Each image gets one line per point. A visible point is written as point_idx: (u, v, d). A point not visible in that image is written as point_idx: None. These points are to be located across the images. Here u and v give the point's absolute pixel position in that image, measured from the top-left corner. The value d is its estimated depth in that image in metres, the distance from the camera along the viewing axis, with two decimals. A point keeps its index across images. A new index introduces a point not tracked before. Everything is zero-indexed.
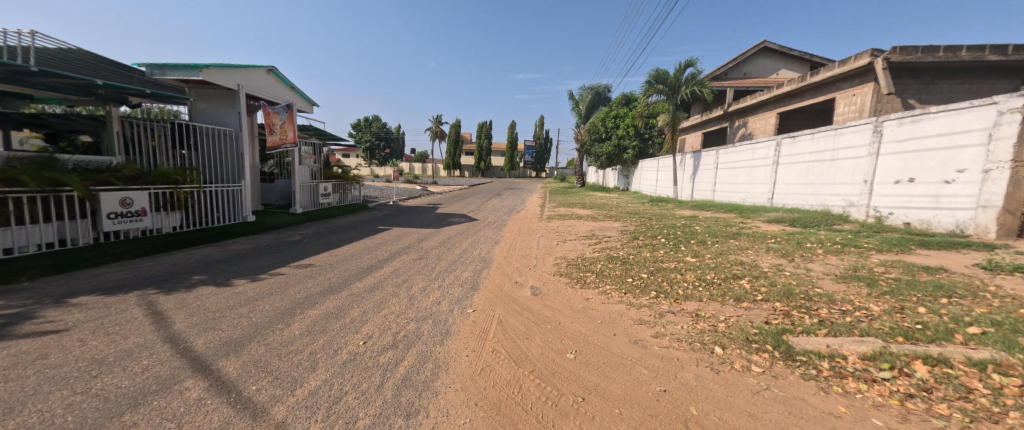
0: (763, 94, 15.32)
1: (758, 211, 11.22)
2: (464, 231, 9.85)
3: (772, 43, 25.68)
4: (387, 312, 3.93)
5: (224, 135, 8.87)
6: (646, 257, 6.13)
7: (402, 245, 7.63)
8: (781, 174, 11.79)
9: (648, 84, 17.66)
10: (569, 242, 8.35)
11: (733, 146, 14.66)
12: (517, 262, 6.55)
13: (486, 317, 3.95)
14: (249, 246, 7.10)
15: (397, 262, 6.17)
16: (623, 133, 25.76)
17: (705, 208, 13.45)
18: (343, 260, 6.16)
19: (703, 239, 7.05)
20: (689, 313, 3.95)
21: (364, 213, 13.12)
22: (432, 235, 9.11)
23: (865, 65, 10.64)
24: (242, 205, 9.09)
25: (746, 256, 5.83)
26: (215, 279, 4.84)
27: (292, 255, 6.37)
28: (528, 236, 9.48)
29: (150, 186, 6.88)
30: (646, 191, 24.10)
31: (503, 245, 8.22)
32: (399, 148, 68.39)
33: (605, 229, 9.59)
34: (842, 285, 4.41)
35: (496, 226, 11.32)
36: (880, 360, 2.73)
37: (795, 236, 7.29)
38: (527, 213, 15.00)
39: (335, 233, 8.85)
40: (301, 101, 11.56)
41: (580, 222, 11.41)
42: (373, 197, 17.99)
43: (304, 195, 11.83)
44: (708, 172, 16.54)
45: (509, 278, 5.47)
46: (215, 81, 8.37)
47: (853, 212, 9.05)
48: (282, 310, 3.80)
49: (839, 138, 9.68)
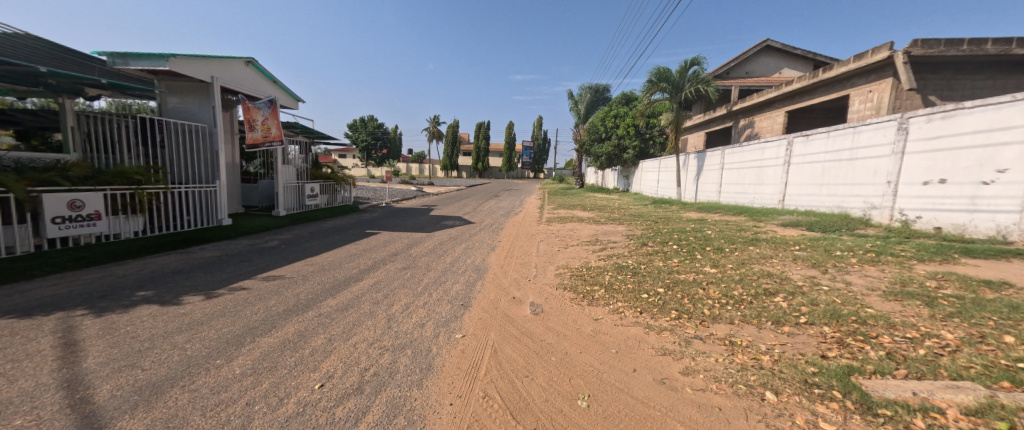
0: (771, 92, 14.70)
1: (770, 213, 10.58)
2: (458, 236, 9.17)
3: (774, 42, 25.19)
4: (358, 340, 3.25)
5: (197, 131, 8.19)
6: (659, 268, 5.49)
7: (389, 252, 6.96)
8: (793, 175, 11.17)
9: (651, 82, 17.01)
10: (571, 248, 7.67)
11: (740, 146, 14.07)
12: (515, 272, 5.87)
13: (477, 345, 3.30)
14: (217, 253, 6.39)
15: (380, 273, 5.49)
16: (623, 133, 25.16)
17: (713, 211, 12.80)
18: (319, 270, 5.47)
19: (719, 247, 6.41)
20: (721, 340, 3.29)
21: (353, 215, 12.40)
22: (423, 240, 8.42)
23: (884, 59, 10.04)
24: (216, 208, 8.39)
25: (772, 266, 5.19)
26: (162, 297, 4.15)
27: (262, 265, 5.67)
28: (526, 241, 8.82)
29: (105, 187, 6.20)
30: (648, 193, 23.43)
31: (500, 251, 7.55)
32: (395, 148, 67.55)
33: (609, 234, 8.93)
34: (896, 305, 3.77)
35: (492, 229, 10.63)
36: (990, 417, 2.07)
37: (819, 242, 6.65)
38: (525, 215, 14.31)
39: (318, 238, 8.16)
40: (286, 96, 10.88)
41: (582, 226, 10.76)
42: (364, 198, 17.25)
43: (288, 196, 11.15)
44: (713, 173, 15.94)
45: (506, 293, 4.80)
46: (184, 72, 7.68)
47: (875, 215, 8.43)
48: (227, 339, 3.12)
49: (858, 136, 9.06)
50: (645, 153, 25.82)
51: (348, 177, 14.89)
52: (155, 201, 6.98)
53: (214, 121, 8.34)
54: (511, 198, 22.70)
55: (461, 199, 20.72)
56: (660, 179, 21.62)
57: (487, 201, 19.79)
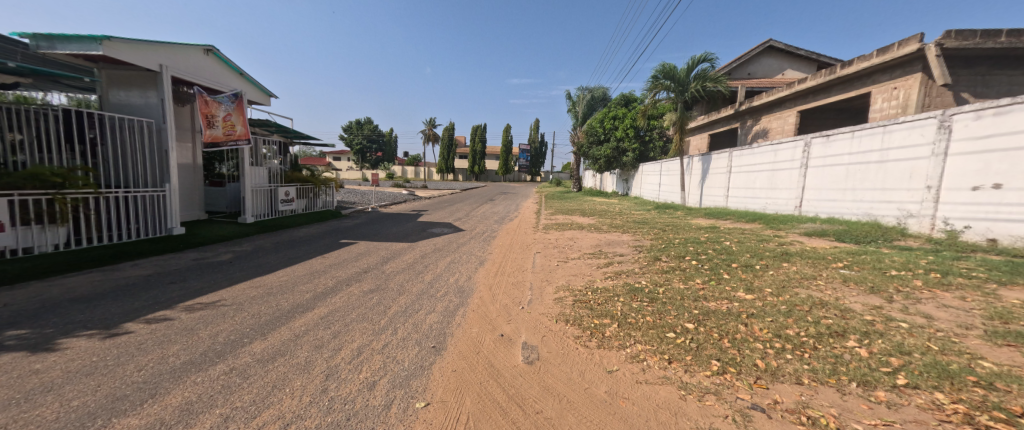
0: (781, 90, 13.81)
1: (788, 221, 9.64)
2: (444, 247, 8.14)
3: (778, 42, 24.43)
4: (267, 419, 2.23)
5: (142, 127, 7.16)
6: (681, 290, 4.51)
7: (359, 268, 5.94)
8: (812, 179, 10.25)
9: (654, 80, 16.11)
10: (572, 262, 6.67)
11: (750, 148, 13.20)
12: (506, 296, 4.87)
13: (443, 425, 2.28)
14: (149, 272, 5.34)
15: (339, 298, 4.46)
16: (623, 135, 24.28)
17: (722, 217, 11.87)
18: (263, 294, 4.43)
19: (747, 263, 5.43)
20: (793, 414, 2.30)
21: (332, 222, 11.36)
22: (403, 252, 7.38)
23: (912, 52, 9.15)
24: (167, 214, 7.38)
25: (823, 292, 4.20)
26: (32, 338, 3.12)
27: (196, 288, 4.64)
28: (520, 252, 7.80)
29: (11, 192, 5.21)
30: (648, 197, 22.54)
31: (490, 266, 6.53)
32: (390, 151, 66.40)
33: (614, 244, 7.94)
34: (1017, 354, 2.78)
35: (484, 238, 9.62)
36: None
37: (861, 257, 5.69)
38: (521, 222, 13.30)
39: (282, 250, 7.11)
40: (255, 90, 9.90)
41: (583, 235, 9.74)
42: (350, 203, 16.19)
43: (257, 200, 10.13)
44: (720, 176, 15.04)
45: (492, 328, 3.80)
46: (124, 58, 6.64)
47: (913, 224, 7.50)
48: (66, 422, 2.09)
49: (889, 136, 8.15)
50: (645, 156, 24.94)
51: (330, 179, 13.84)
52: (82, 208, 5.98)
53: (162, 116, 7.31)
54: (506, 202, 21.70)
55: (454, 204, 19.64)
56: (661, 182, 20.72)
57: (481, 206, 18.75)
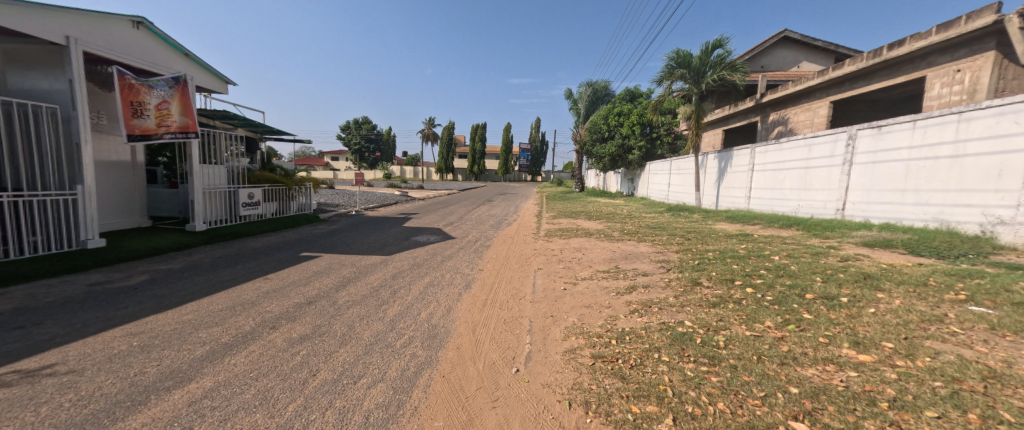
0: (811, 78, 12.30)
1: (835, 227, 8.19)
2: (425, 261, 6.68)
3: (792, 32, 22.89)
4: None
5: (46, 116, 5.78)
6: (750, 342, 3.03)
7: (304, 296, 4.50)
8: (858, 177, 8.78)
9: (668, 68, 14.59)
10: (583, 286, 5.19)
11: (776, 143, 11.75)
12: (494, 346, 3.40)
13: None
14: (5, 307, 3.90)
15: (246, 353, 3.02)
16: (628, 132, 22.81)
17: (750, 221, 10.43)
18: (132, 350, 2.99)
19: (825, 292, 3.97)
20: None
21: (303, 230, 9.94)
22: (371, 270, 5.93)
23: (984, 26, 7.69)
24: (84, 224, 6.07)
25: (977, 352, 2.74)
26: None
27: (41, 338, 3.19)
28: (518, 269, 6.36)
29: None
30: (657, 198, 21.10)
31: (478, 291, 5.06)
32: (388, 150, 64.98)
33: (632, 260, 6.47)
34: None
35: (474, 249, 8.17)
36: None
37: (975, 282, 4.23)
38: (519, 227, 11.84)
39: (219, 269, 5.67)
40: (207, 76, 8.54)
41: (591, 244, 8.27)
42: (332, 206, 14.73)
43: (211, 204, 8.72)
44: (740, 175, 13.59)
45: (466, 422, 2.34)
46: (22, 28, 5.30)
47: (1005, 233, 6.06)
48: None
49: (967, 124, 6.68)
50: (653, 154, 23.46)
51: (306, 180, 12.39)
52: None
53: (72, 103, 5.92)
54: (504, 204, 20.24)
55: (449, 206, 18.21)
56: (671, 182, 19.26)
57: (476, 208, 17.28)
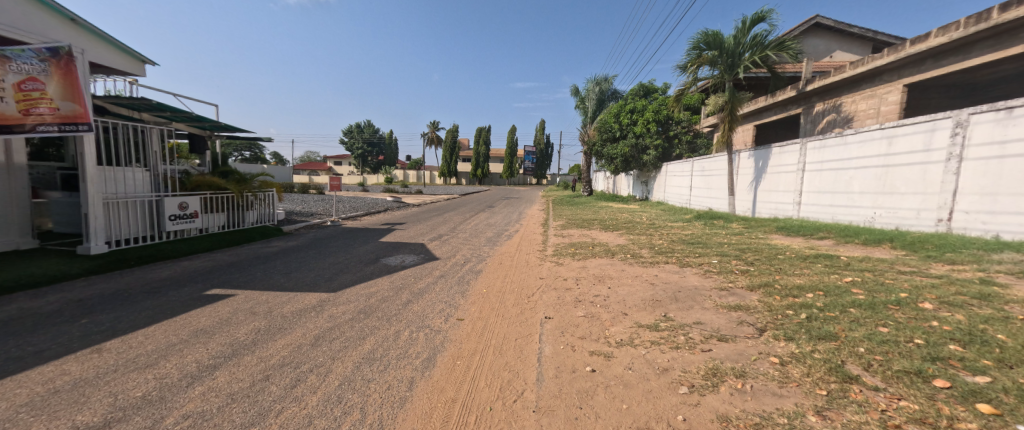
0: (877, 57, 10.02)
1: (953, 244, 5.97)
2: (380, 304, 4.56)
3: (825, 18, 20.56)
4: None
5: None
6: None
7: (111, 405, 2.41)
8: (971, 177, 6.59)
9: (696, 50, 12.39)
10: (623, 366, 3.02)
11: (837, 135, 9.51)
12: None
13: None
14: None
15: None
16: (643, 131, 20.61)
17: (815, 235, 8.19)
18: None
19: None
20: None
21: (250, 248, 7.88)
22: (285, 326, 3.82)
23: None
24: None
25: None
26: None
27: None
28: (517, 318, 4.21)
29: None
30: (678, 202, 18.83)
31: (443, 378, 2.91)
32: (389, 154, 63.36)
33: (688, 303, 4.27)
34: None
35: (459, 277, 6.01)
36: None
37: None
38: (522, 241, 9.65)
39: (47, 325, 3.62)
40: (112, 51, 6.62)
41: (617, 270, 6.10)
42: (305, 216, 12.64)
43: (117, 217, 6.69)
44: (785, 176, 11.34)
45: None
46: None
47: None
48: None
49: None
50: (670, 154, 21.21)
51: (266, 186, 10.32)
52: None
53: None
54: (507, 210, 18.15)
55: (443, 213, 16.05)
56: (694, 185, 17.02)
57: (474, 216, 15.14)
